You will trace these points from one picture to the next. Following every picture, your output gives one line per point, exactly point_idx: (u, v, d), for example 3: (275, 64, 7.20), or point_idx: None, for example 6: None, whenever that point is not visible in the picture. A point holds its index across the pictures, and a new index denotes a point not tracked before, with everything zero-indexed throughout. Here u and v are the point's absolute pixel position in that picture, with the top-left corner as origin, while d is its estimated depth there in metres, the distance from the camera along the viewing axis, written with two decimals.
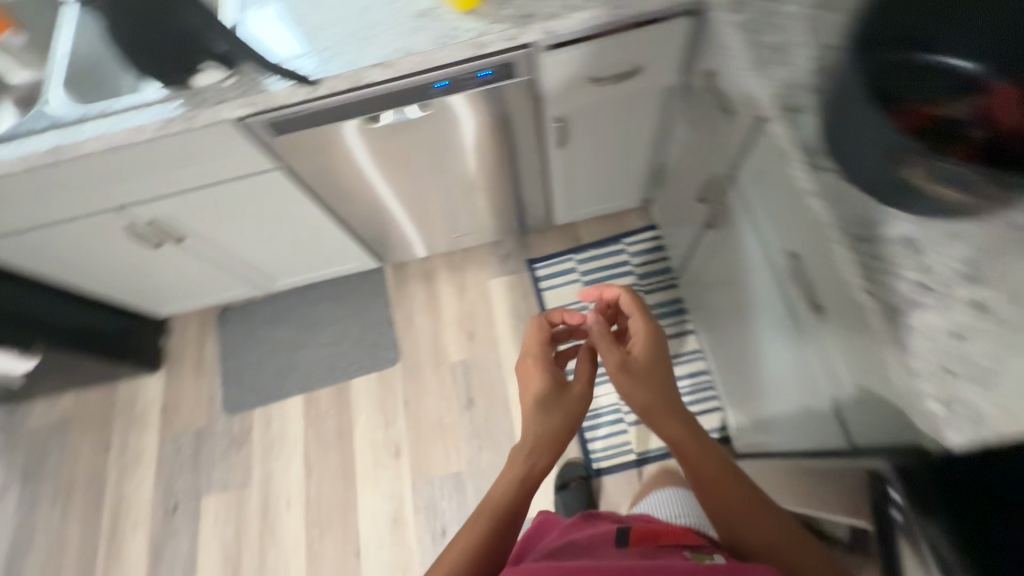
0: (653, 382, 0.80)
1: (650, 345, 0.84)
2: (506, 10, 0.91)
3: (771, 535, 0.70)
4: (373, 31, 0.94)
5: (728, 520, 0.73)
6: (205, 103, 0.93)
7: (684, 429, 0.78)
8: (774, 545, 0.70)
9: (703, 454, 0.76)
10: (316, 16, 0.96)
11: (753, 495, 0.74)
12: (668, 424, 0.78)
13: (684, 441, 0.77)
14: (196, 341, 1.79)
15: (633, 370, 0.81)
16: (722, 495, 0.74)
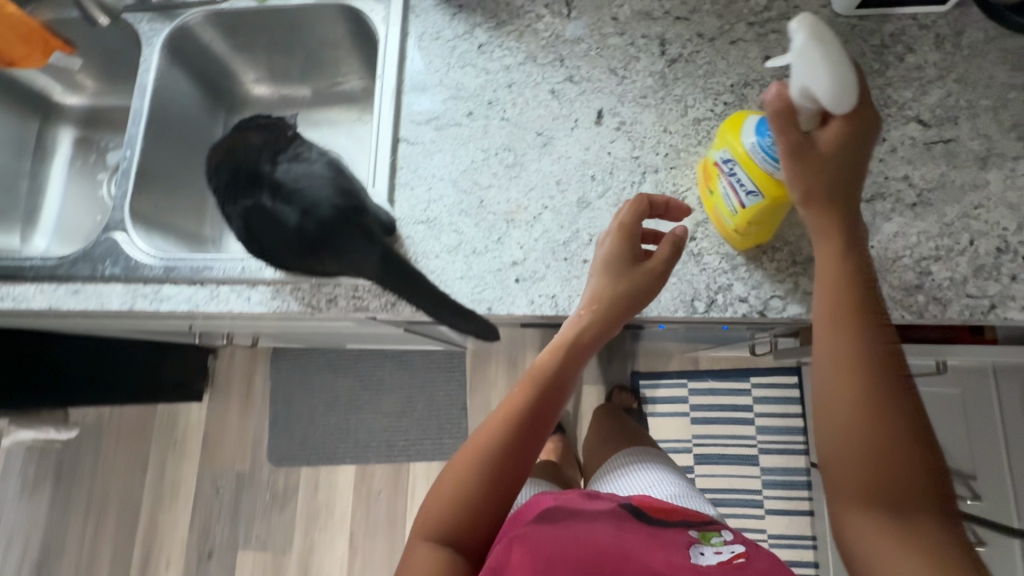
0: (840, 171, 0.49)
1: (854, 134, 0.48)
2: (802, 279, 0.60)
3: (883, 440, 0.47)
4: (590, 253, 0.64)
5: (829, 386, 0.50)
6: (333, 305, 0.66)
7: (843, 266, 0.51)
8: (871, 461, 0.48)
9: (853, 296, 0.51)
10: (513, 197, 0.66)
11: (889, 379, 0.49)
12: (824, 236, 0.52)
13: (823, 256, 0.52)
14: (249, 372, 1.61)
15: (814, 158, 0.48)
16: (851, 360, 0.50)
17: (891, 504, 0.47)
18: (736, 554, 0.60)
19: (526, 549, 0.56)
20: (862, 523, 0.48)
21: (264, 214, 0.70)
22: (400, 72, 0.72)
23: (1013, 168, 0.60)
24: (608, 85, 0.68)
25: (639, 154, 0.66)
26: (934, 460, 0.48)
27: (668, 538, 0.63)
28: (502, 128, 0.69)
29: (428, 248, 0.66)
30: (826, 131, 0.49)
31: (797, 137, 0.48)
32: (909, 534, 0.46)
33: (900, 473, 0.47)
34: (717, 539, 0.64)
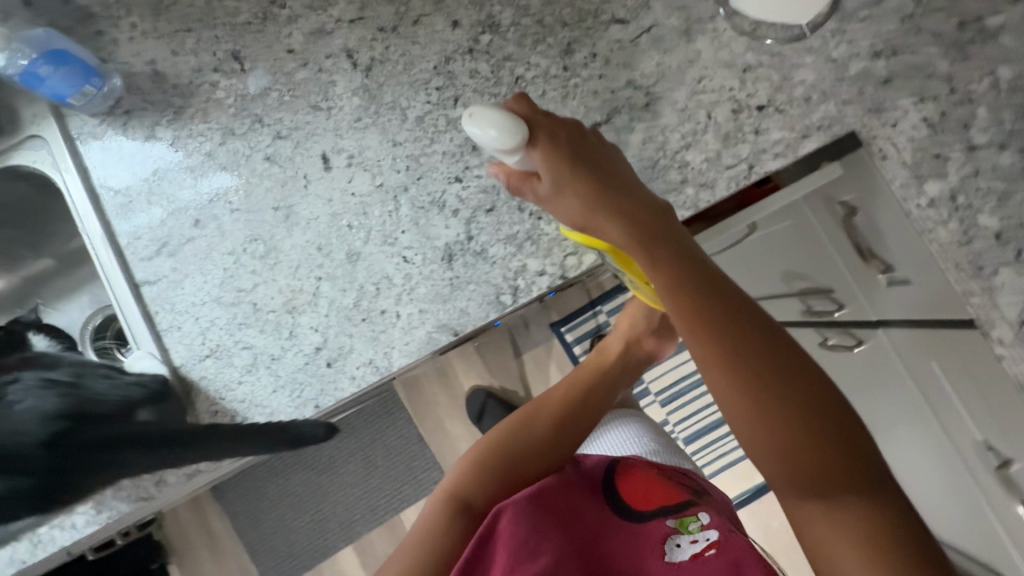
0: (588, 189, 0.48)
1: (566, 167, 0.48)
2: None
3: (789, 441, 0.43)
4: (384, 302, 0.60)
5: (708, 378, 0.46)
6: (163, 484, 0.59)
7: (687, 295, 0.46)
8: (790, 434, 0.43)
9: (710, 322, 0.45)
10: (285, 285, 0.61)
11: (779, 379, 0.44)
12: (652, 274, 0.48)
13: (658, 280, 0.47)
14: (199, 522, 1.52)
15: (551, 193, 0.49)
16: (731, 379, 0.45)
17: (817, 490, 0.43)
18: (711, 543, 0.58)
19: (517, 517, 0.57)
20: (804, 514, 0.44)
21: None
22: (102, 213, 0.63)
23: (715, 27, 0.60)
24: (318, 124, 0.62)
25: (381, 180, 0.61)
26: (852, 434, 0.44)
27: (649, 531, 0.61)
28: (237, 221, 0.62)
29: (227, 379, 0.60)
30: (541, 182, 0.49)
31: (525, 194, 0.51)
32: (837, 519, 0.42)
33: (820, 470, 0.43)
34: (695, 524, 0.61)
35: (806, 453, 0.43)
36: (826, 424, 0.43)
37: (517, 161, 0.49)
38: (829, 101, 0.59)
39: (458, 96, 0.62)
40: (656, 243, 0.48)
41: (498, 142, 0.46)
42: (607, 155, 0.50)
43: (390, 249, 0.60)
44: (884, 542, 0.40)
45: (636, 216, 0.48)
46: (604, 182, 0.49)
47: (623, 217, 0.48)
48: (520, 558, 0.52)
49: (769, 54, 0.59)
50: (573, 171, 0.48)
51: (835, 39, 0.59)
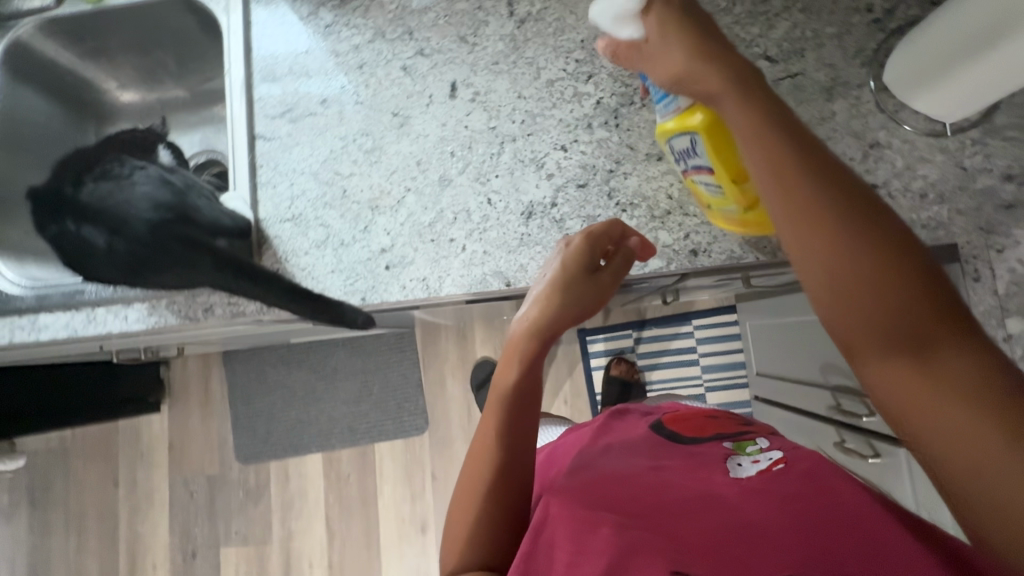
0: (692, 39, 0.42)
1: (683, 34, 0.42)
2: (662, 233, 0.61)
3: (890, 296, 0.35)
4: (456, 232, 0.64)
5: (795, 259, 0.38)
6: (209, 313, 0.65)
7: (780, 168, 0.38)
8: (869, 305, 0.36)
9: (808, 187, 0.37)
10: (377, 183, 0.65)
11: (895, 251, 0.36)
12: (748, 143, 0.40)
13: (744, 141, 0.40)
14: (203, 378, 1.63)
15: (656, 54, 0.43)
16: (832, 246, 0.36)
17: (910, 349, 0.35)
18: (775, 461, 0.56)
19: (571, 496, 0.53)
20: (891, 378, 0.36)
21: (71, 236, 0.67)
22: (248, 64, 0.69)
23: (858, 96, 0.61)
24: (458, 55, 0.66)
25: (495, 124, 0.65)
26: (926, 262, 0.36)
27: (706, 457, 0.60)
28: (357, 113, 0.67)
29: (298, 248, 0.65)
30: (648, 41, 0.44)
31: (636, 66, 0.46)
32: (936, 378, 0.34)
33: (899, 311, 0.35)
34: (754, 448, 0.61)
35: (887, 308, 0.36)
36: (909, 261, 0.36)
37: (635, 28, 0.44)
38: (943, 204, 0.59)
39: (591, 74, 0.64)
40: (743, 105, 0.40)
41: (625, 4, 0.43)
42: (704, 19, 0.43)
43: (479, 187, 0.64)
44: (976, 374, 0.33)
45: (740, 82, 0.40)
46: (712, 45, 0.41)
47: (722, 77, 0.40)
48: (584, 532, 0.47)
49: (901, 139, 0.60)
50: (685, 28, 0.42)
51: (972, 149, 0.59)
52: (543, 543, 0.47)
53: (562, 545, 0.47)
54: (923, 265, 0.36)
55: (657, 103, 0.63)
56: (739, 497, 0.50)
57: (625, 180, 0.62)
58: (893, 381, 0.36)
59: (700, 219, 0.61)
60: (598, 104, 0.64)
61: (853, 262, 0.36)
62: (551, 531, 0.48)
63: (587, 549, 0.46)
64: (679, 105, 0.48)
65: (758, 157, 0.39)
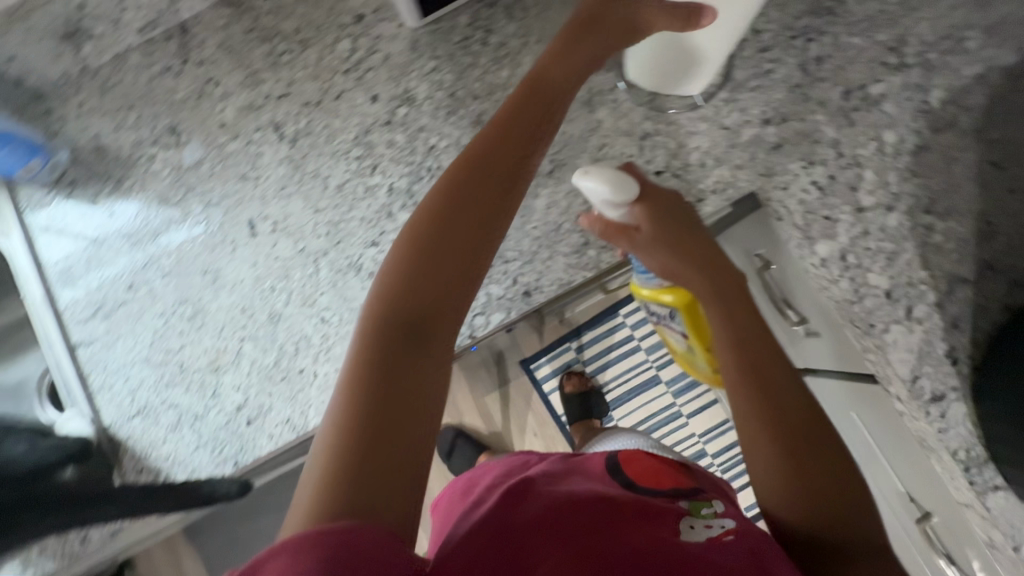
0: (675, 235, 0.53)
1: (671, 220, 0.53)
2: (492, 287, 0.62)
3: (813, 468, 0.48)
4: (303, 362, 0.63)
5: (743, 424, 0.51)
6: (86, 543, 0.62)
7: (745, 354, 0.51)
8: (795, 466, 0.48)
9: (766, 378, 0.50)
10: (210, 344, 0.64)
11: (825, 441, 0.49)
12: (726, 331, 0.52)
13: (723, 327, 0.52)
14: (173, 563, 1.53)
15: (642, 246, 0.53)
16: (771, 411, 0.49)
17: (825, 513, 0.47)
18: (726, 531, 0.50)
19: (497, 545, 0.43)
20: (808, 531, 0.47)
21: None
22: (43, 278, 0.67)
23: (615, 98, 0.64)
24: (246, 193, 0.66)
25: (303, 245, 0.65)
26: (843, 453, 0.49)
27: (659, 506, 0.51)
28: (168, 284, 0.66)
29: (154, 439, 0.63)
30: (640, 232, 0.53)
31: (620, 243, 0.54)
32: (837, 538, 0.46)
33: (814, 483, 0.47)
34: (708, 511, 0.52)
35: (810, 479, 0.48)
36: (828, 431, 0.49)
37: (624, 217, 0.53)
38: (723, 165, 0.62)
39: (375, 165, 0.66)
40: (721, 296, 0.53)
41: (611, 196, 0.50)
42: (672, 206, 0.53)
43: (310, 310, 0.64)
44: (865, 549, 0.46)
45: (722, 281, 0.53)
46: (685, 235, 0.53)
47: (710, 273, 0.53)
48: None
49: (666, 122, 0.63)
50: (671, 225, 0.53)
51: (727, 108, 0.63)
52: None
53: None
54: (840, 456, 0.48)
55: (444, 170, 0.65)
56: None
57: None
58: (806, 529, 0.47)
59: (520, 261, 0.62)
60: (391, 191, 0.65)
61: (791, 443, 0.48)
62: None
63: None
64: (660, 283, 0.61)
65: (733, 348, 0.52)
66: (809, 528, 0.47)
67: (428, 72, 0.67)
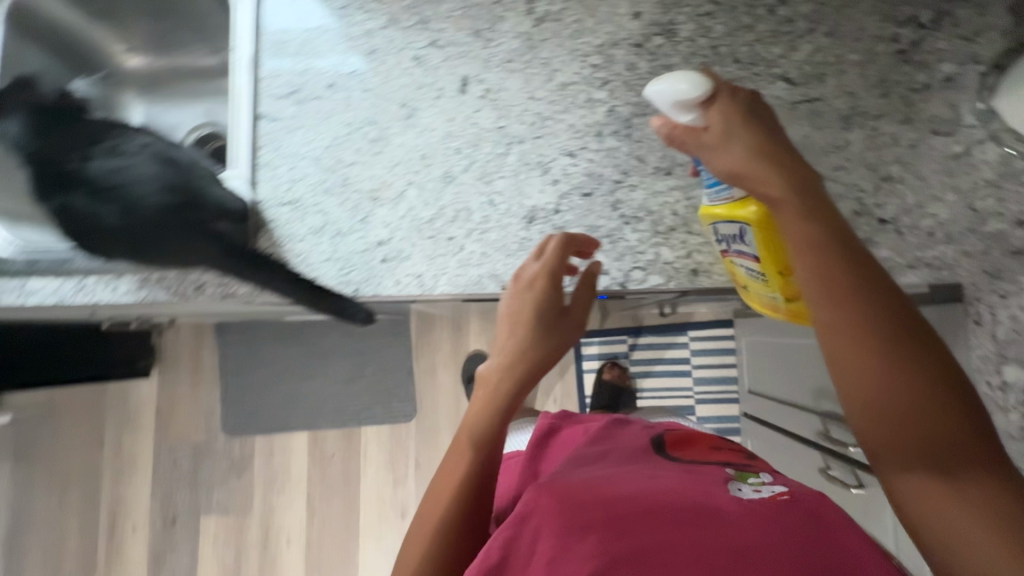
0: (760, 143, 0.45)
1: (746, 131, 0.45)
2: (664, 249, 0.60)
3: (912, 403, 0.42)
4: (455, 230, 0.63)
5: (842, 365, 0.44)
6: (200, 292, 0.65)
7: (840, 274, 0.43)
8: (898, 414, 0.42)
9: (857, 308, 0.43)
10: (378, 173, 0.64)
11: (928, 368, 0.42)
12: (807, 266, 0.44)
13: (805, 250, 0.44)
14: (193, 347, 1.63)
15: (713, 153, 0.46)
16: (875, 357, 0.43)
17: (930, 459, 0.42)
18: (779, 492, 0.56)
19: (557, 492, 0.56)
20: (908, 487, 0.43)
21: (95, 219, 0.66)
22: (258, 41, 0.67)
23: (876, 127, 0.59)
24: (472, 49, 0.65)
25: (504, 124, 0.63)
26: (948, 383, 0.42)
27: (705, 475, 0.62)
28: (364, 100, 0.65)
29: (293, 234, 0.64)
30: (709, 131, 0.46)
31: (687, 148, 0.48)
32: (949, 491, 0.41)
33: (925, 424, 0.42)
34: (756, 479, 0.61)
35: (918, 423, 0.42)
36: (920, 347, 0.43)
37: (694, 114, 0.47)
38: (950, 245, 0.58)
39: (606, 81, 0.63)
40: (809, 207, 0.44)
41: (685, 94, 0.46)
42: (760, 118, 0.46)
43: (483, 187, 0.63)
44: (984, 495, 0.41)
45: (799, 188, 0.44)
46: (775, 149, 0.45)
47: (786, 184, 0.44)
48: (567, 532, 0.51)
49: (915, 174, 0.58)
50: (748, 128, 0.45)
51: (986, 192, 0.57)
52: (528, 531, 0.52)
53: (546, 538, 0.51)
54: (944, 381, 0.42)
55: None
56: (742, 518, 0.51)
57: (631, 193, 0.61)
58: (912, 487, 0.43)
59: (701, 239, 0.60)
60: (610, 113, 0.62)
61: (888, 373, 0.42)
62: (540, 522, 0.52)
63: (570, 545, 0.49)
64: (733, 196, 0.52)
65: (818, 275, 0.44)
66: (915, 476, 0.42)
67: (701, 15, 0.63)
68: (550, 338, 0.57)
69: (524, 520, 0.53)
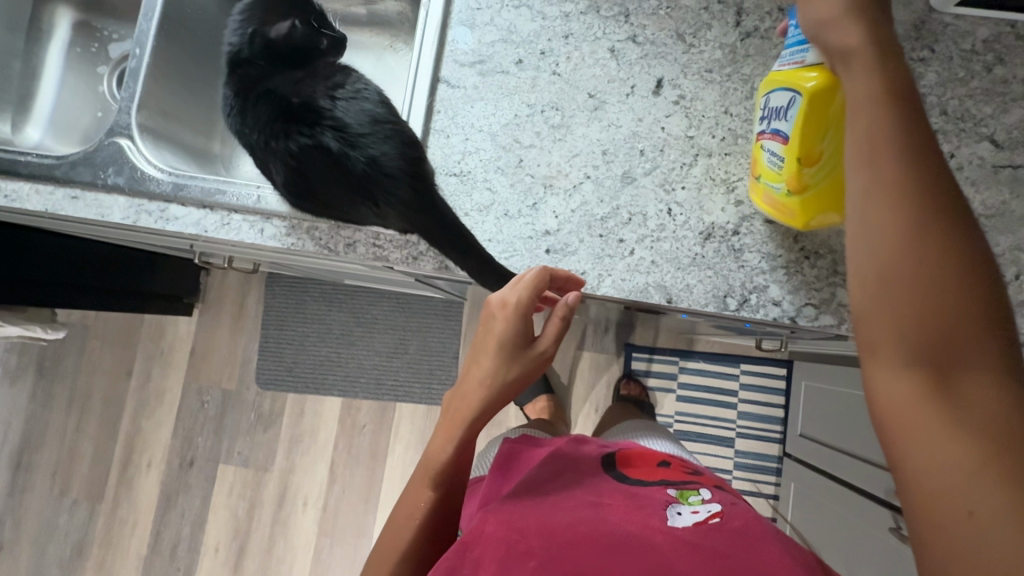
0: (863, 1, 0.42)
1: None
2: (843, 291, 0.58)
3: (939, 300, 0.36)
4: (627, 234, 0.61)
5: (861, 244, 0.39)
6: (351, 250, 0.62)
7: (891, 143, 0.39)
8: (914, 308, 0.37)
9: (902, 182, 0.38)
10: (555, 161, 0.62)
11: (966, 269, 0.36)
12: (858, 130, 0.40)
13: (864, 110, 0.40)
14: (240, 293, 1.60)
15: (809, 7, 0.43)
16: (901, 233, 0.37)
17: (940, 365, 0.36)
18: (713, 514, 0.57)
19: (506, 516, 0.56)
20: (899, 390, 0.37)
21: (322, 156, 0.67)
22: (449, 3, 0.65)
23: None
24: (672, 52, 0.63)
25: (694, 134, 0.62)
26: (991, 301, 0.36)
27: (647, 498, 0.61)
28: (552, 84, 0.63)
29: (458, 208, 0.62)
30: None
31: None
32: (949, 405, 0.35)
33: (945, 329, 0.36)
34: (695, 498, 0.61)
35: (933, 321, 0.36)
36: (960, 244, 0.37)
37: None
38: None
39: None
40: (887, 71, 0.40)
41: None
42: None
43: (663, 194, 0.61)
44: (996, 419, 0.34)
45: (886, 53, 0.41)
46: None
47: (874, 41, 0.40)
48: (507, 559, 0.50)
49: None
50: None
51: None
52: (470, 560, 0.52)
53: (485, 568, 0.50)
54: (983, 291, 0.36)
55: None
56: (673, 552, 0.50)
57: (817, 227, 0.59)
58: (896, 387, 0.37)
59: None
60: None
61: (913, 261, 0.37)
62: (482, 549, 0.52)
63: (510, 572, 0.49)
64: (805, 60, 0.47)
65: (870, 138, 0.39)
66: (909, 380, 0.36)
67: (914, 59, 0.61)
68: (514, 367, 0.61)
69: (468, 549, 0.53)
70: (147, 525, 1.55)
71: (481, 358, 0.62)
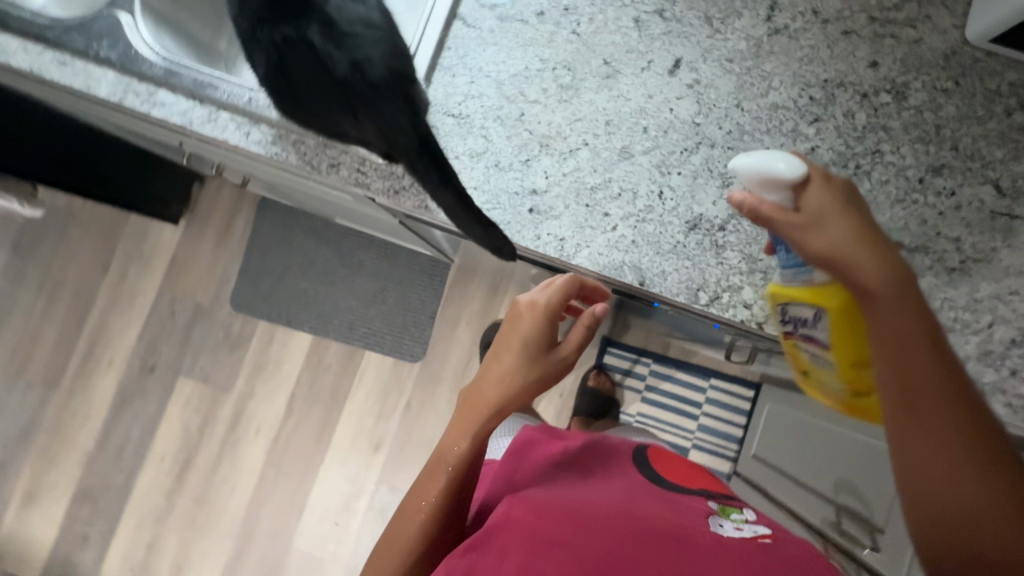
0: (848, 231, 0.43)
1: (837, 211, 0.43)
2: None
3: (988, 516, 0.40)
4: (614, 208, 0.60)
5: (919, 481, 0.42)
6: (334, 170, 0.61)
7: (918, 366, 0.41)
8: (976, 526, 0.40)
9: (937, 414, 0.41)
10: (556, 120, 0.61)
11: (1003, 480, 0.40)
12: (886, 369, 0.42)
13: (888, 347, 0.42)
14: (229, 211, 1.58)
15: (797, 240, 0.44)
16: (952, 470, 0.41)
17: None
18: (761, 534, 0.53)
19: (532, 505, 0.52)
20: None
21: (303, 51, 0.56)
22: None
23: None
24: (696, 33, 0.61)
25: (701, 121, 0.60)
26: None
27: (686, 506, 0.58)
28: (569, 42, 0.61)
29: (449, 148, 0.60)
30: (799, 212, 0.44)
31: (770, 228, 0.46)
32: None
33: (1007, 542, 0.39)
34: (738, 517, 0.58)
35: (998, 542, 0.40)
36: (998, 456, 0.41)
37: (785, 192, 0.44)
38: None
39: (818, 119, 0.60)
40: (894, 301, 0.42)
41: (779, 163, 0.43)
42: (849, 199, 0.44)
43: (657, 176, 0.60)
44: None
45: (889, 281, 0.42)
46: (870, 232, 0.43)
47: (872, 276, 0.42)
48: (533, 549, 0.45)
49: None
50: (841, 208, 0.43)
51: None
52: (494, 548, 0.47)
53: (510, 557, 0.45)
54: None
55: (871, 178, 0.59)
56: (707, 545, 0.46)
57: None
58: None
59: None
60: (811, 152, 0.60)
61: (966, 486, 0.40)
62: (508, 539, 0.48)
63: (537, 560, 0.44)
64: (812, 278, 0.48)
65: (899, 375, 0.42)
66: None
67: (937, 89, 0.60)
68: (536, 370, 0.59)
69: (493, 537, 0.49)
70: (98, 422, 1.56)
71: (502, 356, 0.60)
